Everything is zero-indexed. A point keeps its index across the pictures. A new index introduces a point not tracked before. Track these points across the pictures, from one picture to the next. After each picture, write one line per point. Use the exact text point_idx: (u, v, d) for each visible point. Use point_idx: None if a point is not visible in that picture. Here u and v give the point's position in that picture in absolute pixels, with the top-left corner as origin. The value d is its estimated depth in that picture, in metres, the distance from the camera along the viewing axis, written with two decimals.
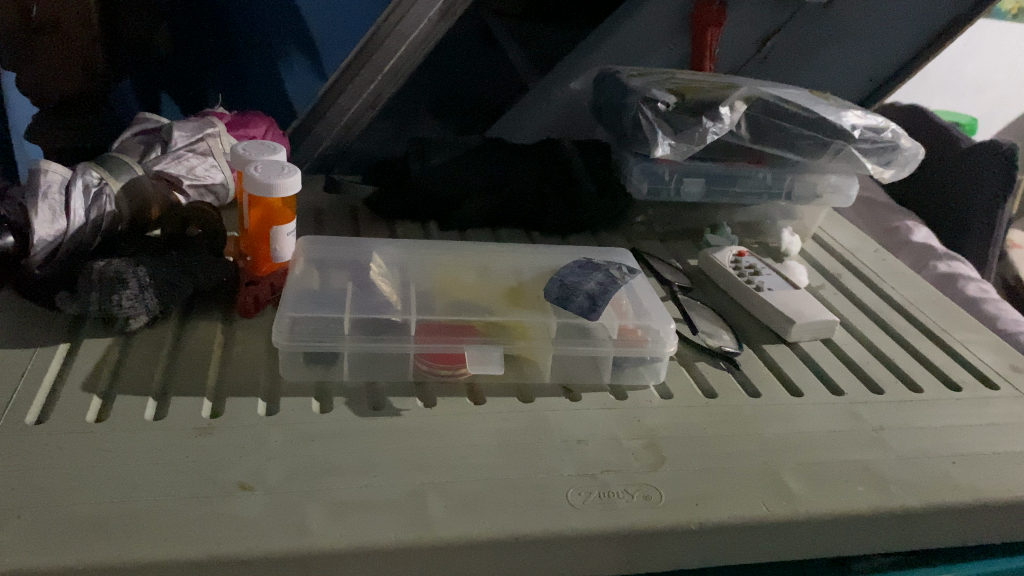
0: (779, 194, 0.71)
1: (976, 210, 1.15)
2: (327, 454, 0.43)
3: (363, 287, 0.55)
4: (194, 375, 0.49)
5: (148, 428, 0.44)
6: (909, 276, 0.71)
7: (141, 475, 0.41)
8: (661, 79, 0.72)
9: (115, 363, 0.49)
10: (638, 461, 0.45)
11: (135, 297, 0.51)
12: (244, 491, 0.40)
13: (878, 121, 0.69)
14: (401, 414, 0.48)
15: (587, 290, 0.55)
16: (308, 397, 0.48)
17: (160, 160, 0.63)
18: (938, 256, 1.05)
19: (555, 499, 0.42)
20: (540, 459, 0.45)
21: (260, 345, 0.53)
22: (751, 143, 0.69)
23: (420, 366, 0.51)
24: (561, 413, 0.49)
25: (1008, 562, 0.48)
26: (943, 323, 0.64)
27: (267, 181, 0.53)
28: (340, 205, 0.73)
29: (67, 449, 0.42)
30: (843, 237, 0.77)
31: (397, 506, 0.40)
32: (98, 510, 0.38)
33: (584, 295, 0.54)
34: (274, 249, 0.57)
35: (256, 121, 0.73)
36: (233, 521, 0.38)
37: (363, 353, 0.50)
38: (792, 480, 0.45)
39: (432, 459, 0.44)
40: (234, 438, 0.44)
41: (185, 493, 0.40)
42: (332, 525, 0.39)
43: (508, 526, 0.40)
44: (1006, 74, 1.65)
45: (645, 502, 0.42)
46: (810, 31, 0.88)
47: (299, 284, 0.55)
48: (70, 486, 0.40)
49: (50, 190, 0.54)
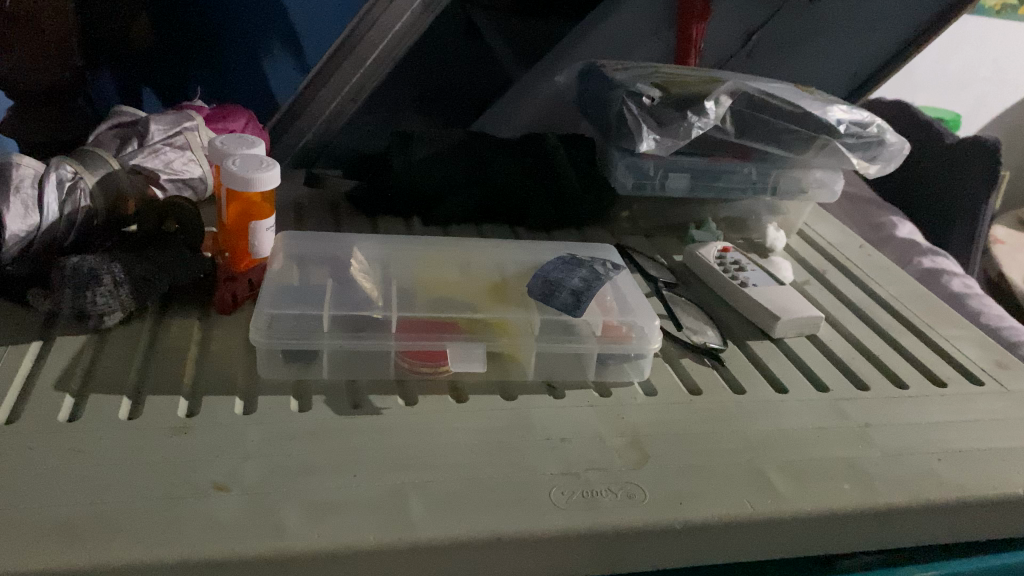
0: (764, 189, 0.71)
1: (961, 205, 1.15)
2: (306, 454, 0.43)
3: (344, 283, 0.54)
4: (170, 374, 0.48)
5: (122, 427, 0.43)
6: (894, 272, 0.71)
7: (114, 477, 0.40)
8: (645, 72, 0.72)
9: (89, 362, 0.48)
10: (621, 459, 0.45)
11: (110, 294, 0.50)
12: (219, 492, 0.39)
13: (864, 116, 0.68)
14: (382, 412, 0.47)
15: (571, 285, 0.54)
16: (287, 395, 0.47)
17: (137, 153, 0.62)
18: (922, 251, 1.05)
19: (537, 499, 0.41)
20: (522, 458, 0.44)
21: (238, 342, 0.52)
22: (735, 138, 0.69)
23: (401, 363, 0.50)
24: (544, 411, 0.49)
25: (991, 560, 0.48)
26: (928, 318, 0.64)
27: (244, 175, 0.53)
28: (321, 200, 0.72)
29: (37, 450, 0.41)
30: (829, 232, 0.77)
31: (377, 507, 0.40)
32: (68, 513, 0.37)
33: (568, 290, 0.53)
34: (252, 244, 0.56)
35: (235, 114, 0.71)
36: (207, 522, 0.37)
37: (343, 350, 0.50)
38: (777, 478, 0.45)
39: (413, 458, 0.43)
40: (209, 437, 0.43)
41: (159, 494, 0.39)
42: (310, 526, 0.38)
43: (490, 526, 0.39)
44: (989, 70, 1.66)
45: (629, 500, 0.42)
46: (793, 26, 0.88)
47: (278, 280, 0.54)
48: (39, 488, 0.39)
49: (22, 184, 0.52)
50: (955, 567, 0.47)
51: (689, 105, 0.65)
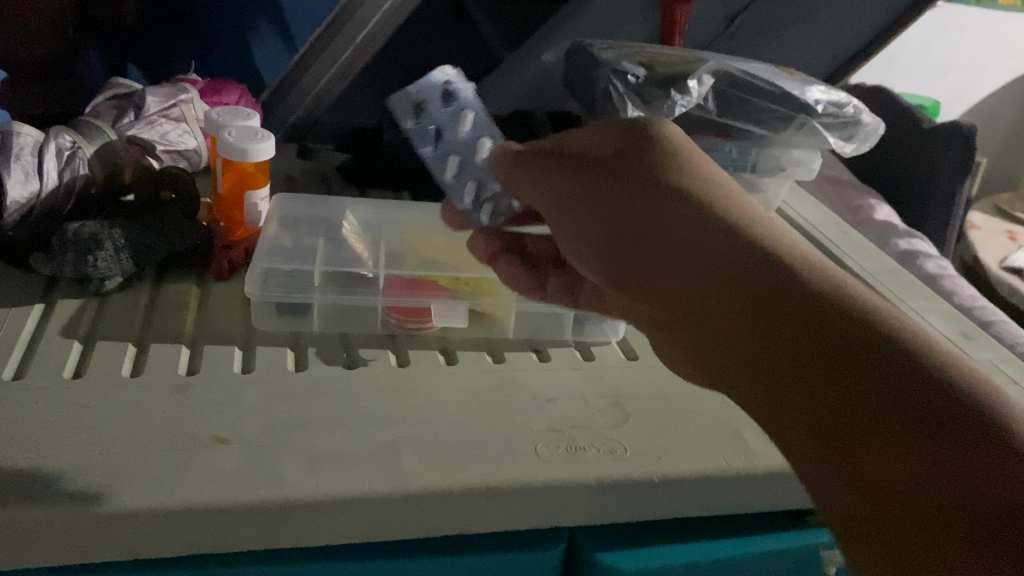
0: (744, 167, 0.72)
1: (938, 189, 1.18)
2: (302, 410, 0.45)
3: (336, 245, 0.57)
4: (170, 330, 0.50)
5: (126, 383, 0.45)
6: (867, 249, 0.74)
7: (120, 429, 0.41)
8: (630, 52, 0.73)
9: (92, 320, 0.50)
10: (604, 417, 0.47)
11: (111, 259, 0.51)
12: (220, 444, 0.41)
13: (841, 96, 0.71)
14: (374, 372, 0.49)
15: (468, 137, 0.51)
16: (284, 349, 0.50)
17: (133, 125, 0.63)
18: (899, 233, 1.09)
19: (525, 453, 0.44)
20: (510, 416, 0.46)
21: (234, 303, 0.54)
22: (716, 117, 0.71)
23: (390, 319, 0.52)
24: (531, 372, 0.51)
25: (791, 540, 0.47)
26: (899, 292, 0.67)
27: (241, 146, 0.55)
28: (313, 173, 0.74)
29: (43, 404, 0.42)
30: (806, 211, 0.79)
31: (371, 458, 0.42)
32: (78, 461, 0.39)
33: (483, 151, 0.51)
34: (246, 214, 0.58)
35: (229, 87, 0.72)
36: (211, 472, 0.40)
37: (333, 305, 0.52)
38: (750, 437, 0.47)
39: (404, 417, 0.45)
40: (210, 393, 0.45)
41: (165, 445, 0.41)
42: (309, 477, 0.40)
43: (478, 477, 0.41)
44: (971, 59, 1.67)
45: (610, 455, 0.44)
46: (773, 10, 0.90)
47: (273, 242, 0.56)
48: (49, 439, 0.40)
49: (22, 151, 0.53)
50: (787, 538, 0.47)
51: (672, 84, 0.67)
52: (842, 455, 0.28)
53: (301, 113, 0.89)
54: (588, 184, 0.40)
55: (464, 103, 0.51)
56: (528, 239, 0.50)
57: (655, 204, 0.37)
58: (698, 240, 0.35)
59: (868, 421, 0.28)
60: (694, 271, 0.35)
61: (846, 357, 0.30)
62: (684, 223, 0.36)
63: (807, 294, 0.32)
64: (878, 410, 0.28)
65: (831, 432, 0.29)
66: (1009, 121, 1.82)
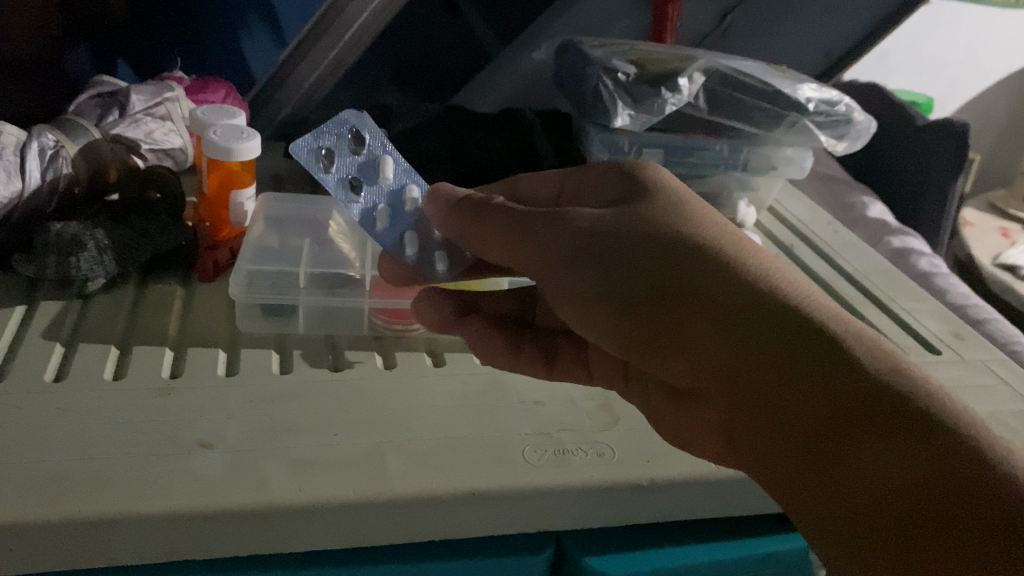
0: (735, 166, 0.72)
1: (931, 187, 1.18)
2: (286, 414, 0.44)
3: (323, 246, 0.57)
4: (153, 332, 0.49)
5: (108, 387, 0.44)
6: (860, 249, 0.73)
7: (101, 434, 0.41)
8: (621, 50, 0.72)
9: (75, 321, 0.49)
10: (592, 421, 0.47)
11: (94, 259, 0.50)
12: (203, 449, 0.41)
13: (832, 95, 0.71)
14: (360, 375, 0.48)
15: (392, 183, 0.49)
16: (269, 351, 0.49)
17: (118, 123, 0.62)
18: (892, 231, 1.08)
19: (512, 457, 0.43)
20: (496, 419, 0.46)
21: (219, 304, 0.53)
22: (707, 115, 0.70)
23: (376, 321, 0.52)
24: (519, 374, 0.50)
25: (781, 542, 0.47)
26: (890, 291, 0.67)
27: (225, 145, 0.54)
28: (300, 171, 0.74)
29: (23, 408, 0.42)
30: (798, 210, 0.79)
31: (357, 462, 0.41)
32: (58, 467, 0.39)
33: (412, 197, 0.49)
34: (232, 214, 0.58)
35: (215, 85, 0.72)
36: (193, 478, 0.39)
37: (319, 307, 0.51)
38: None
39: (390, 420, 0.45)
40: (194, 396, 0.44)
41: (147, 450, 0.40)
42: (293, 482, 0.40)
43: (465, 481, 0.41)
44: (964, 55, 1.67)
45: (598, 459, 0.44)
46: (765, 7, 0.90)
47: (259, 242, 0.56)
48: (29, 443, 0.40)
49: (4, 151, 0.53)
50: (777, 541, 0.47)
51: (663, 82, 0.66)
52: (853, 473, 0.32)
53: (290, 111, 0.88)
54: (558, 229, 0.40)
55: (376, 150, 0.49)
56: (483, 300, 0.52)
57: (624, 262, 0.38)
58: (673, 299, 0.37)
59: (859, 481, 0.32)
60: (685, 309, 0.37)
61: (828, 420, 0.33)
62: (655, 279, 0.37)
63: (783, 356, 0.34)
64: (874, 455, 0.32)
65: (830, 487, 0.33)
66: (1003, 118, 1.82)
